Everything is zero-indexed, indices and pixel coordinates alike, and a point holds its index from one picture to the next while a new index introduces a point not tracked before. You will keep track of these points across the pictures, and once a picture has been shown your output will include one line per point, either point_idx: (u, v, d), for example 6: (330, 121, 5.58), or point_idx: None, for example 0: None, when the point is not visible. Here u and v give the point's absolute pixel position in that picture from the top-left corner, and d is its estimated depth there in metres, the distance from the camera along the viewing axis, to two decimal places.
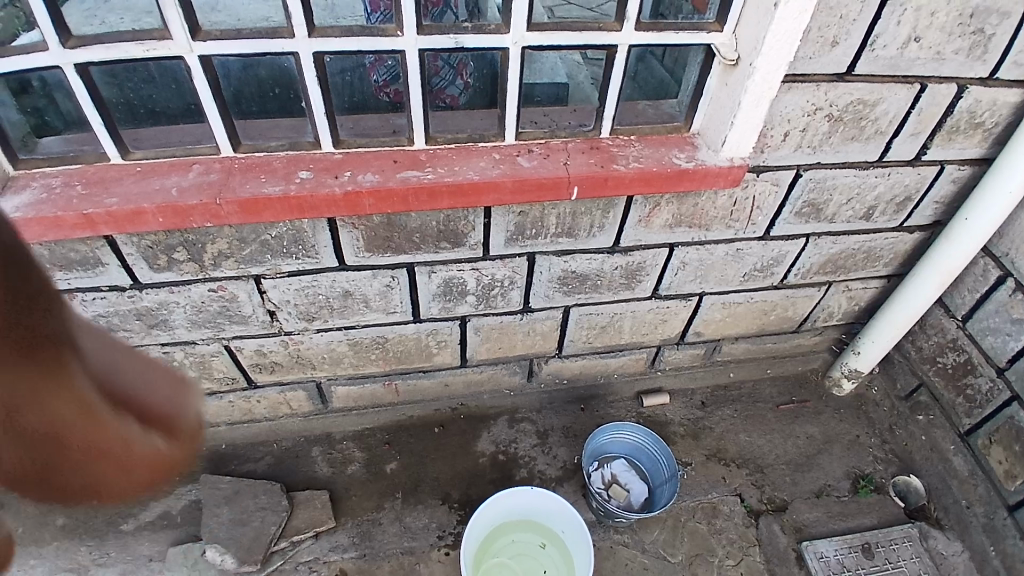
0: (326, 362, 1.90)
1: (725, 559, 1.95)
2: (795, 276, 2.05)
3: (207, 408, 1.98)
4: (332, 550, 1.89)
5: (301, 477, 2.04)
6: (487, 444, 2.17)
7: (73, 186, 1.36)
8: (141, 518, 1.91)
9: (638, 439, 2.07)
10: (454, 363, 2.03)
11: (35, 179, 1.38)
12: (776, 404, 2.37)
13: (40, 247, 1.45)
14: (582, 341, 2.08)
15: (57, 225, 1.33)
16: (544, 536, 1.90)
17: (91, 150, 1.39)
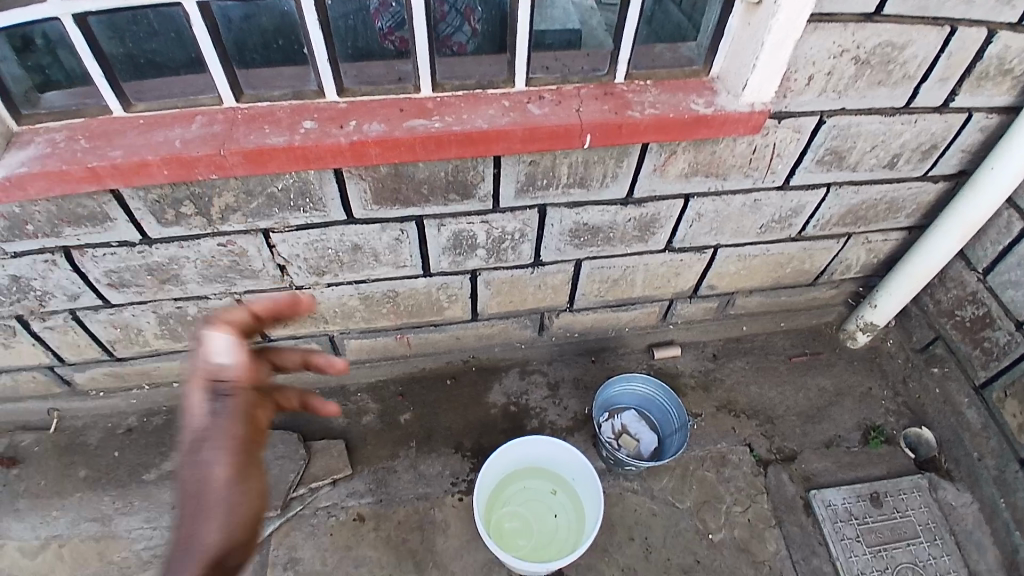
0: (338, 317, 1.92)
1: (732, 506, 1.98)
2: (813, 228, 2.00)
3: None
4: (349, 496, 1.95)
5: (317, 426, 2.09)
6: (499, 395, 2.20)
7: (77, 141, 1.34)
8: (164, 467, 1.98)
9: (649, 391, 2.08)
10: (465, 317, 2.04)
11: (39, 134, 1.35)
12: (789, 356, 2.36)
13: (48, 203, 1.44)
14: (593, 295, 2.07)
15: (63, 179, 1.33)
16: (555, 483, 1.93)
17: (94, 103, 1.36)
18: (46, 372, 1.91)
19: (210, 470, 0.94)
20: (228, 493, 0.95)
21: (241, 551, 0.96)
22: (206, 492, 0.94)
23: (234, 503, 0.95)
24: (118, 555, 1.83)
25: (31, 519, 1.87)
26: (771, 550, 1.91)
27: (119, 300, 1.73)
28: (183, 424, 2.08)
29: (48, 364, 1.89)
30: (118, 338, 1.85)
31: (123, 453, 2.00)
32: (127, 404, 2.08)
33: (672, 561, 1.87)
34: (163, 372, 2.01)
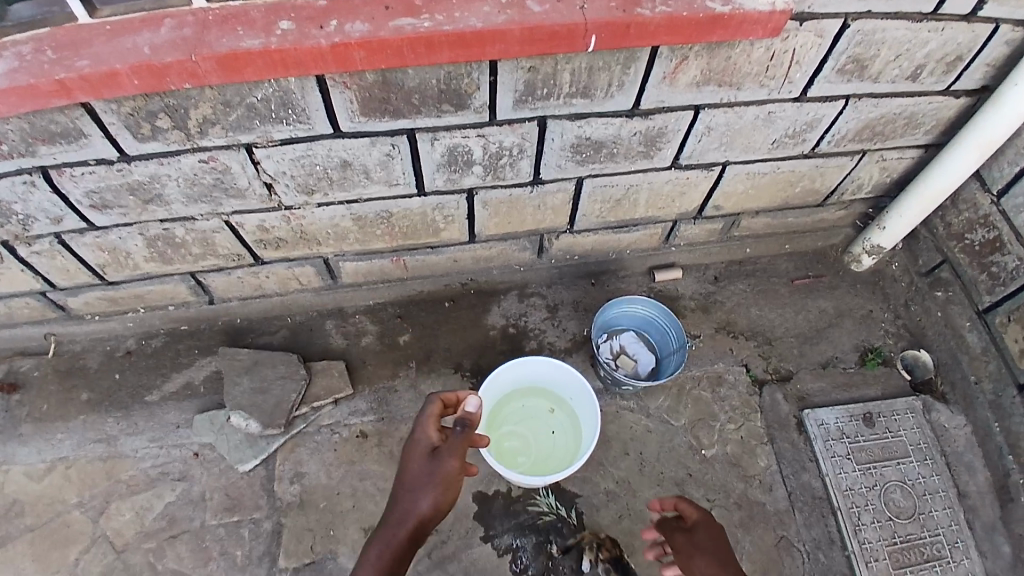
0: (332, 239, 1.87)
1: (726, 425, 2.02)
2: (827, 144, 1.90)
3: (218, 284, 1.99)
4: (351, 415, 1.99)
5: (317, 348, 2.10)
6: (497, 318, 2.19)
7: (44, 52, 1.24)
8: (166, 389, 2.01)
9: (650, 313, 2.06)
10: (462, 239, 1.99)
11: (6, 48, 1.25)
12: (791, 279, 2.34)
13: (19, 119, 1.36)
14: (594, 216, 2.01)
15: (32, 95, 1.24)
16: (553, 403, 1.96)
17: (59, 11, 1.25)
18: (38, 297, 1.89)
19: (442, 472, 1.37)
20: (443, 487, 1.37)
21: (433, 522, 1.39)
22: (424, 476, 1.38)
23: (445, 494, 1.37)
24: (126, 473, 1.89)
25: (37, 443, 1.92)
26: (762, 465, 1.96)
27: (104, 223, 1.67)
28: (182, 346, 2.09)
29: (39, 290, 1.87)
30: (108, 262, 1.81)
31: (125, 376, 2.02)
32: (124, 327, 2.07)
33: (665, 475, 1.93)
34: (158, 296, 1.99)
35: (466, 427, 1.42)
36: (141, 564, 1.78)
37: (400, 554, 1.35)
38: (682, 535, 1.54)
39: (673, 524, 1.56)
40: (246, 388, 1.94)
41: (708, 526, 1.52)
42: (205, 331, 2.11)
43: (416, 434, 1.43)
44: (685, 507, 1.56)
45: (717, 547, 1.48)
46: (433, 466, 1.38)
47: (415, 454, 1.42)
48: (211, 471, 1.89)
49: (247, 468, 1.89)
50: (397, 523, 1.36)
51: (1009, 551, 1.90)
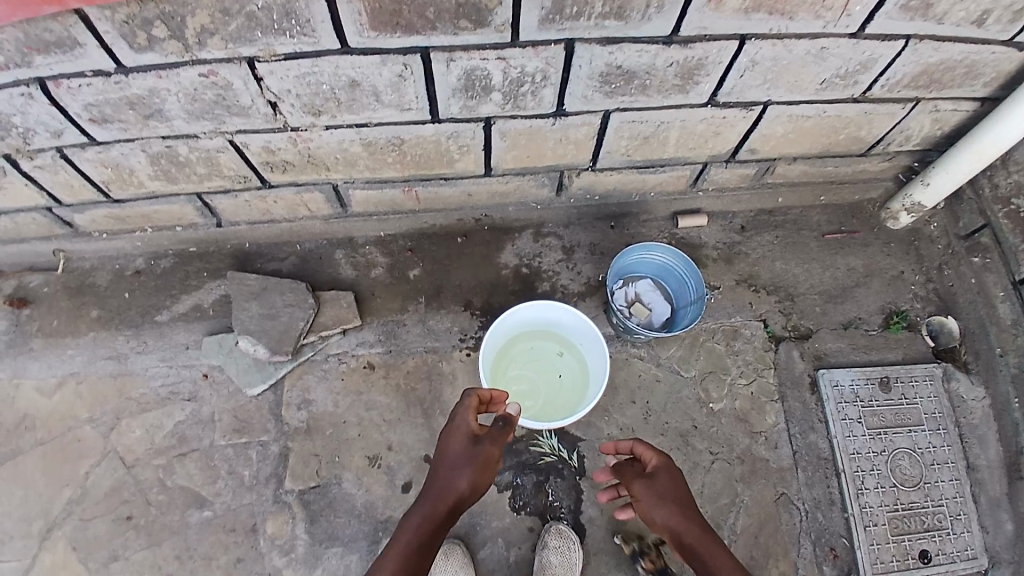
0: (341, 164, 1.79)
1: (737, 378, 1.98)
2: (879, 88, 1.73)
3: (225, 207, 1.94)
4: (359, 345, 1.98)
5: (326, 277, 2.07)
6: (510, 257, 2.13)
7: None
8: (175, 310, 2.01)
9: (669, 262, 1.98)
10: (477, 172, 1.90)
11: None
12: (822, 233, 2.23)
13: (13, 29, 1.27)
14: (619, 153, 1.89)
15: (22, 2, 1.15)
16: (561, 346, 1.92)
17: None
18: (44, 213, 1.87)
19: (484, 453, 1.35)
20: (484, 471, 1.34)
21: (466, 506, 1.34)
22: (465, 456, 1.35)
23: (484, 479, 1.34)
24: (136, 392, 1.92)
25: (48, 357, 1.95)
26: (769, 422, 1.94)
27: (105, 138, 1.60)
28: (191, 268, 2.07)
29: (45, 205, 1.83)
30: (112, 179, 1.75)
31: (134, 295, 2.02)
32: (132, 247, 2.05)
33: (670, 425, 1.92)
34: (165, 216, 1.95)
35: (505, 421, 1.41)
36: (153, 478, 1.84)
37: (434, 529, 1.29)
38: (643, 481, 1.48)
39: (632, 470, 1.51)
40: (254, 314, 1.93)
41: (669, 473, 1.48)
42: (213, 254, 2.09)
43: (456, 422, 1.43)
44: (650, 452, 1.51)
45: (680, 494, 1.44)
46: (473, 448, 1.36)
47: (455, 437, 1.40)
48: (220, 393, 1.92)
49: (254, 392, 1.91)
50: (434, 497, 1.32)
51: (1013, 528, 1.88)
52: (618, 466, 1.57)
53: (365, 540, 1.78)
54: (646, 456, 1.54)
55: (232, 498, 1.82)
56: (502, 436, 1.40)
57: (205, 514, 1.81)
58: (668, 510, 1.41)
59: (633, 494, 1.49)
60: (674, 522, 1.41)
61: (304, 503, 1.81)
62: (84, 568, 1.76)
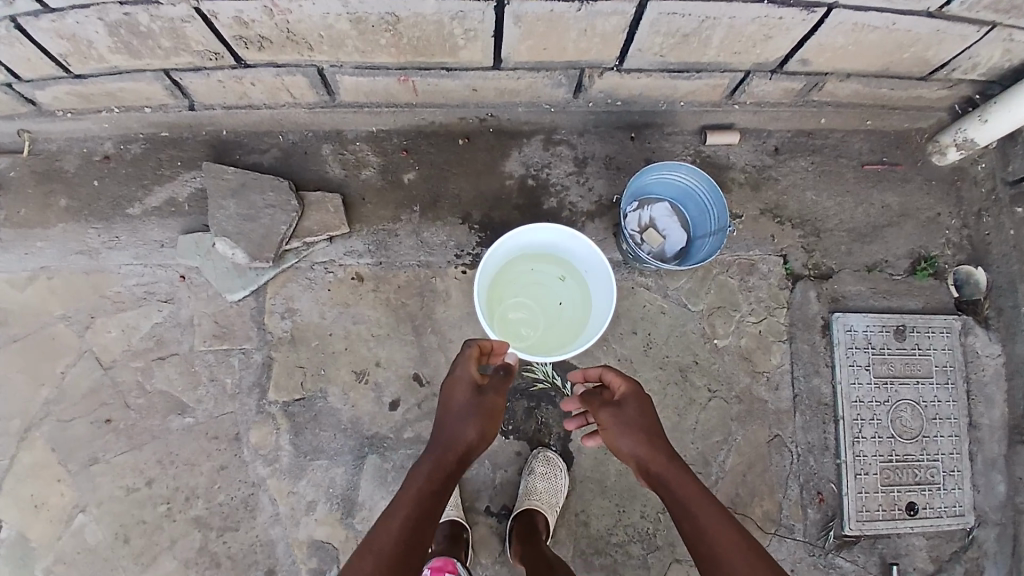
0: (327, 44, 1.54)
1: (746, 316, 1.91)
2: (957, 6, 1.55)
3: (197, 88, 1.75)
4: (347, 255, 1.84)
5: (312, 177, 1.89)
6: (517, 165, 1.92)
7: None
8: (147, 203, 1.88)
9: (691, 186, 1.78)
10: (485, 63, 1.63)
11: None
12: (861, 163, 2.07)
13: None
14: (651, 53, 1.62)
15: None
16: (563, 270, 1.79)
17: None
18: (4, 90, 1.70)
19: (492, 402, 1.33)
20: (490, 420, 1.32)
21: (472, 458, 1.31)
22: (471, 405, 1.32)
23: (490, 428, 1.32)
24: (112, 290, 1.85)
25: (19, 249, 1.83)
26: (774, 362, 1.91)
27: (58, 4, 1.42)
28: (163, 156, 1.91)
29: (3, 81, 1.67)
30: (71, 53, 1.57)
31: (104, 184, 1.88)
32: (100, 129, 1.87)
33: (669, 359, 1.85)
34: (132, 96, 1.76)
35: (506, 370, 1.41)
36: (134, 380, 1.82)
37: (445, 477, 1.25)
38: (610, 409, 1.38)
39: (599, 398, 1.40)
40: (232, 215, 1.76)
41: (639, 402, 1.38)
42: (189, 142, 1.92)
43: (456, 373, 1.40)
44: (618, 380, 1.41)
45: (649, 422, 1.34)
46: (479, 398, 1.34)
47: (458, 386, 1.36)
48: (198, 295, 1.84)
49: (235, 297, 1.82)
50: (442, 446, 1.28)
51: (1003, 488, 1.96)
52: (585, 394, 1.46)
53: (351, 454, 1.77)
54: (615, 383, 1.43)
55: (215, 406, 1.80)
56: (504, 387, 1.39)
57: (187, 421, 1.79)
58: (637, 439, 1.31)
59: (601, 422, 1.38)
60: (641, 450, 1.31)
61: (288, 414, 1.78)
62: (66, 469, 1.77)
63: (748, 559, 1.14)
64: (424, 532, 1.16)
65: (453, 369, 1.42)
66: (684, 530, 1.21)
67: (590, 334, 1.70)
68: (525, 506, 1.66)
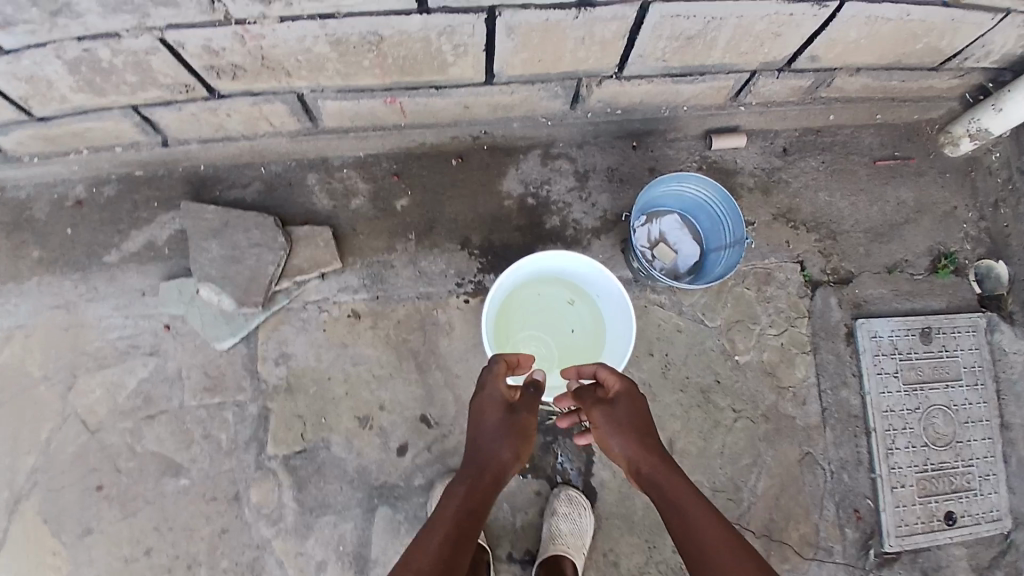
0: (306, 68, 1.43)
1: (767, 329, 1.83)
2: None
3: (170, 122, 1.63)
4: (341, 292, 1.73)
5: (298, 209, 1.78)
6: (515, 184, 1.81)
7: None
8: (125, 249, 1.77)
9: (702, 197, 1.69)
10: (476, 79, 1.53)
11: None
12: (873, 159, 2.00)
13: None
14: (653, 58, 1.52)
15: None
16: (572, 293, 1.68)
17: None
18: None
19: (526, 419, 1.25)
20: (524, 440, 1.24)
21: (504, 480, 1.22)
22: (504, 425, 1.23)
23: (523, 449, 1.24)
24: (92, 345, 1.74)
25: None
26: (799, 376, 1.84)
27: (12, 44, 1.29)
28: (139, 198, 1.80)
29: None
30: (31, 94, 1.45)
31: (78, 232, 1.77)
32: (71, 171, 1.76)
33: (690, 381, 1.78)
34: (101, 135, 1.65)
35: (535, 386, 1.32)
36: (122, 440, 1.70)
37: (480, 502, 1.15)
38: (601, 406, 1.28)
39: (591, 395, 1.30)
40: (216, 257, 1.67)
41: (631, 399, 1.29)
42: (165, 180, 1.80)
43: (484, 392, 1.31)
44: (611, 376, 1.31)
45: (640, 421, 1.25)
46: (511, 416, 1.25)
47: (488, 406, 1.28)
48: (184, 345, 1.74)
49: (223, 345, 1.71)
50: (477, 469, 1.19)
51: None
52: (578, 392, 1.37)
53: (359, 508, 1.67)
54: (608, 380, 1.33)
55: (210, 465, 1.69)
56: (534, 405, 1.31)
57: (182, 482, 1.69)
58: (624, 436, 1.22)
59: (591, 422, 1.30)
60: (633, 450, 1.23)
61: (290, 469, 1.68)
62: (60, 541, 1.66)
63: (736, 560, 1.02)
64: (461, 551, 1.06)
65: (480, 390, 1.33)
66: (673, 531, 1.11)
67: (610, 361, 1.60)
68: (554, 551, 1.56)
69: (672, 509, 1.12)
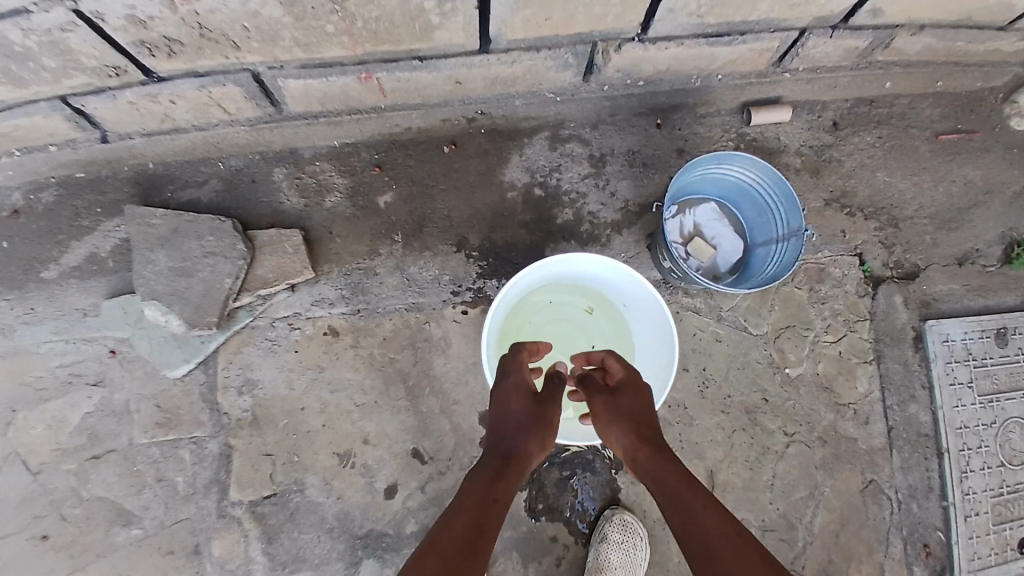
0: (257, 38, 1.14)
1: (822, 336, 1.55)
2: None
3: (105, 113, 1.36)
4: (315, 305, 1.46)
5: (264, 209, 1.50)
6: (518, 172, 1.53)
7: None
8: (66, 262, 1.51)
9: (745, 181, 1.41)
10: (469, 46, 1.25)
11: None
12: (934, 134, 1.67)
13: None
14: (685, 13, 1.23)
15: None
16: (590, 300, 1.43)
17: None
18: None
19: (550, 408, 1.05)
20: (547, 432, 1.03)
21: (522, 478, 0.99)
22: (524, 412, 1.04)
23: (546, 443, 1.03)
24: (31, 376, 1.47)
25: None
26: (860, 392, 1.55)
27: None
28: (81, 204, 1.53)
29: None
30: None
31: (13, 246, 1.50)
32: (2, 176, 1.49)
33: (732, 400, 1.50)
34: (30, 132, 1.37)
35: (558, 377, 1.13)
36: (69, 489, 1.43)
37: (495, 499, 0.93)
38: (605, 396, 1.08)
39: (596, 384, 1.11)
40: (163, 270, 1.40)
41: (631, 384, 1.08)
42: (110, 182, 1.53)
43: (510, 377, 1.10)
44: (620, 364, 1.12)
45: (640, 406, 1.04)
46: (538, 409, 1.05)
47: (513, 394, 1.06)
48: (134, 373, 1.47)
49: (176, 374, 1.45)
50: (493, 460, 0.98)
51: None
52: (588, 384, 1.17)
53: (341, 562, 1.40)
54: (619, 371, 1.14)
55: (166, 513, 1.42)
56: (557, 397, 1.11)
57: (135, 532, 1.42)
58: (622, 420, 1.02)
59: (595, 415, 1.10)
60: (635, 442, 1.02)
61: (257, 517, 1.41)
62: None
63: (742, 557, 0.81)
64: (481, 552, 0.84)
65: (501, 376, 1.12)
66: (673, 532, 0.89)
67: (644, 379, 1.33)
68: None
69: (673, 506, 0.90)
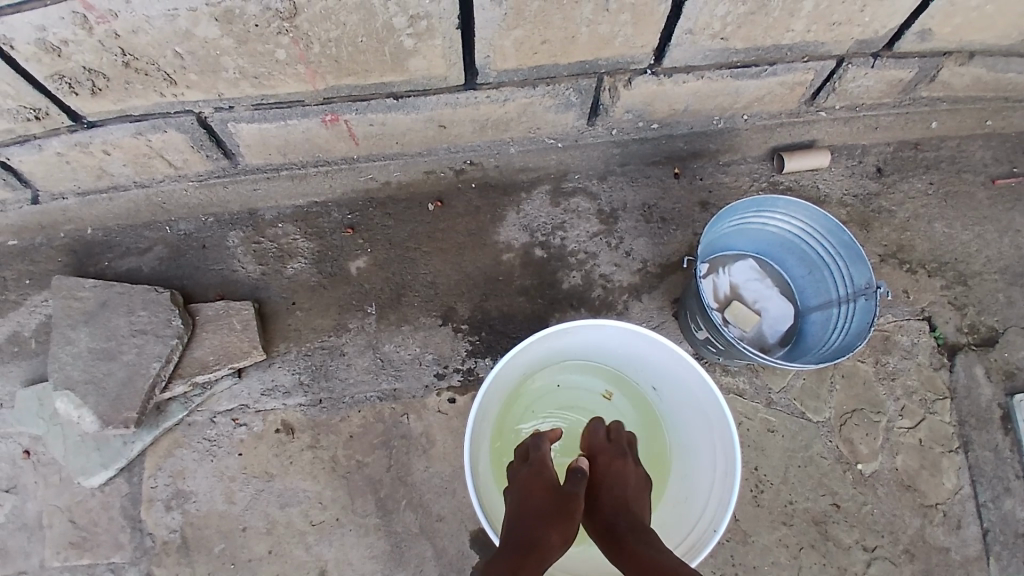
0: (194, 69, 0.96)
1: (896, 421, 1.25)
2: None
3: (33, 167, 1.15)
4: (266, 395, 1.20)
5: (213, 280, 1.26)
6: (515, 231, 1.29)
7: None
8: None
9: (790, 233, 1.19)
10: (451, 80, 1.06)
11: None
12: (990, 177, 1.41)
13: None
14: (707, 34, 1.05)
15: None
16: (609, 383, 1.16)
17: None
18: None
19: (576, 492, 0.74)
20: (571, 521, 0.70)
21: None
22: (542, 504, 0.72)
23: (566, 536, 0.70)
24: None
25: None
26: (949, 489, 1.22)
27: None
28: (6, 275, 1.26)
29: None
30: None
31: None
32: None
33: (796, 509, 1.20)
34: None
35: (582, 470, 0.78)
36: None
37: None
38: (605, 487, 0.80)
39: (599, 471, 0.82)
40: (82, 352, 1.14)
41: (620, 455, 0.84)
42: (42, 250, 1.27)
43: (529, 464, 0.80)
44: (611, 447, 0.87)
45: (623, 483, 0.81)
46: (564, 497, 0.73)
47: (535, 484, 0.76)
48: (48, 481, 1.17)
49: (92, 483, 1.15)
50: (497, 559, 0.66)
51: None
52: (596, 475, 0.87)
53: None
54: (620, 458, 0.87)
55: None
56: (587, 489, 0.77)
57: None
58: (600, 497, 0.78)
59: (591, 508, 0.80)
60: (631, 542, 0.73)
61: None
62: None
63: None
64: None
65: (520, 465, 0.81)
66: None
67: (690, 485, 1.03)
68: None
69: None
